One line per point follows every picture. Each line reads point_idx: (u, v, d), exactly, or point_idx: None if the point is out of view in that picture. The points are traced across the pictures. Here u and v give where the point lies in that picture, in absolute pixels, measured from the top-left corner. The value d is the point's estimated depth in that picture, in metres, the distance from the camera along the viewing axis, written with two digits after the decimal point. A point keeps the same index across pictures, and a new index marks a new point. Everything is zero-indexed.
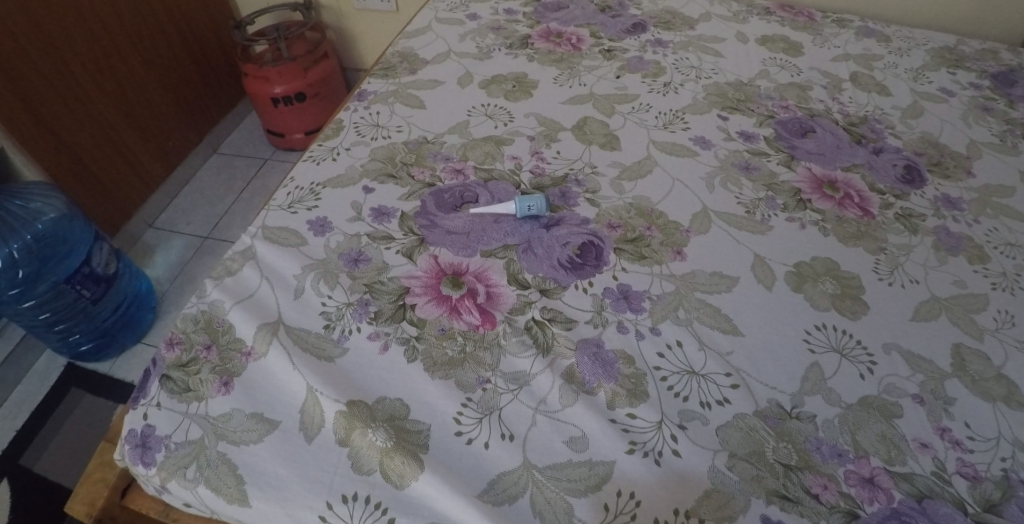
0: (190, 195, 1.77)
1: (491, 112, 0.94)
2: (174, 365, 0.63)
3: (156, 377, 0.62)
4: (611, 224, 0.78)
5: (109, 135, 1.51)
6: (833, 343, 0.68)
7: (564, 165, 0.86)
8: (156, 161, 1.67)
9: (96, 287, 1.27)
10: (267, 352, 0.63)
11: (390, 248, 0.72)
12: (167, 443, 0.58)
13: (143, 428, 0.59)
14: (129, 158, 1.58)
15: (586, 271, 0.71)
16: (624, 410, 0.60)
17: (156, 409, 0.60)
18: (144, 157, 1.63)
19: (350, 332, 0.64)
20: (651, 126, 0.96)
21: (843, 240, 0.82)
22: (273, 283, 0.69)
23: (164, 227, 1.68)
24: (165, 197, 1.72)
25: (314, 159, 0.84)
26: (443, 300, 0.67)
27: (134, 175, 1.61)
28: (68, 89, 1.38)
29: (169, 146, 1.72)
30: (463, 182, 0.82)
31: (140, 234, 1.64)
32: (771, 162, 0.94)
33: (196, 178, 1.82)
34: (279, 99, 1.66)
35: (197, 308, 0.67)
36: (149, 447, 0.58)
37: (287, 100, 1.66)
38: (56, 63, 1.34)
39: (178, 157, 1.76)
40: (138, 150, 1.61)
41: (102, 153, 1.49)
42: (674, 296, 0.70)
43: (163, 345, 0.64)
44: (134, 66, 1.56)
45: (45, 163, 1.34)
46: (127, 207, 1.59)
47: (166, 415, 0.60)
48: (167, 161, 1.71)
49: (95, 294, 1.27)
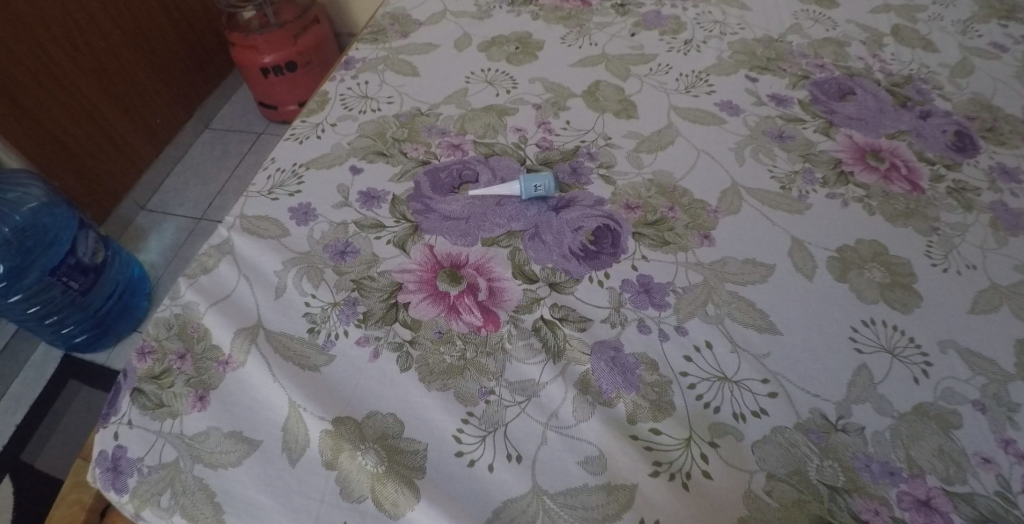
0: (183, 174, 1.68)
1: (493, 77, 0.84)
2: (146, 377, 0.56)
3: (127, 392, 0.56)
4: (628, 205, 0.69)
5: (92, 115, 1.42)
6: (882, 341, 0.60)
7: (574, 137, 0.77)
8: (144, 139, 1.58)
9: (85, 277, 1.20)
10: (246, 360, 0.56)
11: (380, 237, 0.64)
12: (139, 467, 0.52)
13: (114, 450, 0.53)
14: (116, 138, 1.49)
15: (602, 261, 0.63)
16: (647, 425, 0.52)
17: (127, 428, 0.54)
18: (130, 136, 1.53)
19: (336, 336, 0.57)
20: (672, 90, 0.86)
21: (890, 220, 0.73)
22: (253, 280, 0.62)
23: (157, 208, 1.60)
24: (157, 176, 1.64)
25: (297, 137, 0.76)
26: (440, 298, 0.59)
27: (122, 155, 1.52)
28: (44, 68, 1.28)
29: (157, 123, 1.62)
30: (461, 159, 0.73)
31: (132, 217, 1.57)
32: (807, 130, 0.83)
33: (189, 154, 1.73)
34: (270, 69, 1.55)
35: (170, 311, 0.60)
36: (121, 472, 0.52)
37: (278, 70, 1.56)
38: (30, 43, 1.24)
39: (169, 134, 1.67)
40: (123, 129, 1.51)
41: (86, 134, 1.40)
42: (702, 289, 0.62)
43: (134, 355, 0.58)
44: (114, 40, 1.44)
45: (25, 148, 1.26)
46: (117, 189, 1.52)
47: (138, 434, 0.53)
48: (156, 138, 1.62)
49: (84, 285, 1.21)
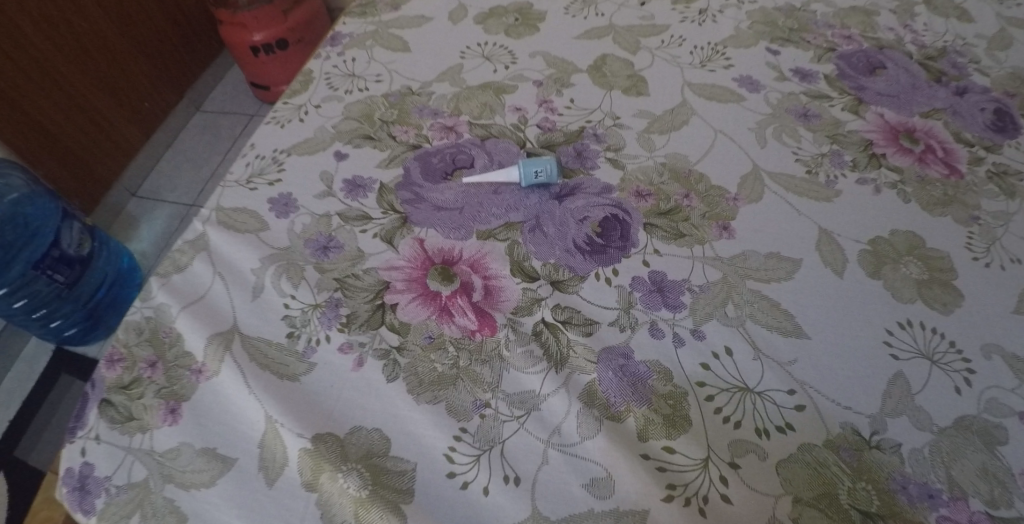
0: (175, 158, 1.62)
1: (490, 51, 0.77)
2: (115, 388, 0.52)
3: (95, 404, 0.52)
4: (639, 192, 0.63)
5: (76, 99, 1.34)
6: (919, 346, 0.54)
7: (579, 117, 0.70)
8: (132, 123, 1.51)
9: (70, 270, 1.15)
10: (221, 370, 0.52)
11: (366, 230, 0.59)
12: (106, 487, 0.48)
13: (81, 468, 0.49)
14: (101, 122, 1.42)
15: (610, 256, 0.57)
16: (660, 443, 0.47)
17: (94, 444, 0.50)
18: (116, 121, 1.46)
19: (317, 343, 0.53)
20: (686, 64, 0.78)
21: (927, 208, 0.66)
22: (229, 279, 0.57)
23: (148, 195, 1.55)
24: (147, 161, 1.58)
25: (278, 120, 0.69)
26: (431, 298, 0.54)
27: (109, 140, 1.45)
28: (21, 51, 1.19)
29: (144, 106, 1.54)
30: (455, 142, 0.66)
31: (123, 204, 1.51)
32: (834, 108, 0.76)
33: (181, 138, 1.66)
34: (260, 48, 1.47)
35: (140, 314, 0.55)
36: (88, 491, 0.48)
37: (269, 48, 1.48)
38: (7, 25, 1.15)
39: (158, 117, 1.59)
40: (109, 113, 1.44)
41: (70, 120, 1.33)
42: (721, 287, 0.56)
43: (103, 363, 0.53)
44: (98, 20, 1.35)
45: (5, 136, 1.19)
46: (105, 175, 1.46)
47: (106, 450, 0.49)
48: (144, 122, 1.55)
49: (70, 277, 1.15)
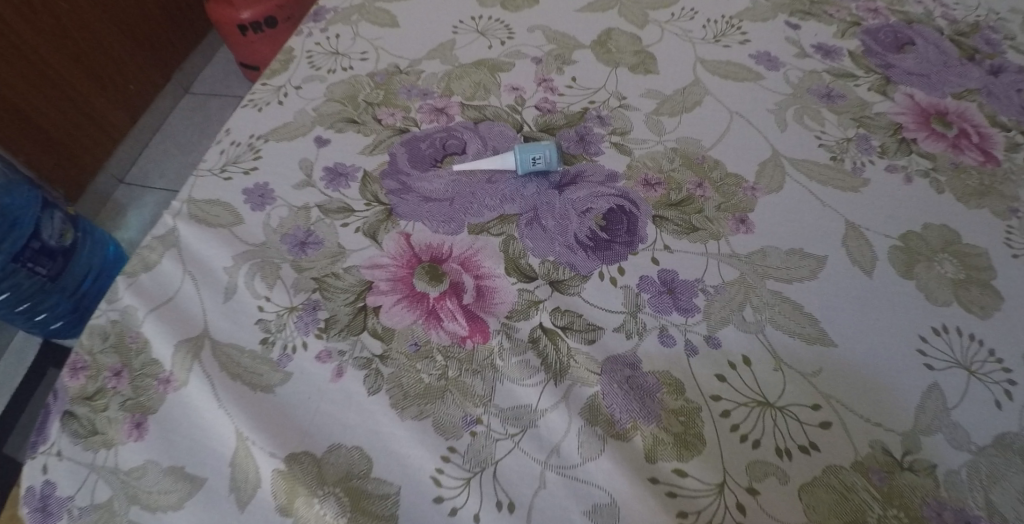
0: (162, 144, 1.44)
1: (485, 25, 0.71)
2: (78, 399, 0.49)
3: (57, 416, 0.49)
4: (647, 181, 0.57)
5: (55, 80, 1.17)
6: (956, 354, 0.49)
7: (581, 97, 0.64)
8: (118, 106, 1.34)
9: (52, 262, 1.02)
10: (189, 380, 0.49)
11: (347, 224, 0.54)
12: (68, 507, 0.45)
13: (42, 487, 0.46)
14: (84, 106, 1.25)
15: (615, 252, 0.52)
16: (670, 464, 0.43)
17: (56, 461, 0.47)
18: (101, 103, 1.29)
19: (293, 350, 0.48)
20: (698, 39, 0.72)
21: (962, 200, 0.60)
22: (200, 279, 0.53)
23: (137, 181, 1.38)
24: (134, 148, 1.40)
25: (255, 102, 0.63)
26: (418, 301, 0.49)
27: (93, 126, 1.28)
28: None
29: (131, 87, 1.36)
30: (446, 126, 0.61)
31: (110, 192, 1.35)
32: (860, 88, 0.70)
33: (170, 122, 1.47)
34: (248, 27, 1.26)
35: (105, 317, 0.52)
36: (49, 513, 0.45)
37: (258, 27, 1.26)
38: None
39: (146, 100, 1.41)
40: (91, 94, 1.26)
41: (50, 103, 1.16)
42: (738, 288, 0.50)
43: (66, 371, 0.50)
44: None
45: None
46: (89, 164, 1.29)
47: (69, 468, 0.47)
48: (132, 105, 1.37)
49: (53, 269, 1.02)
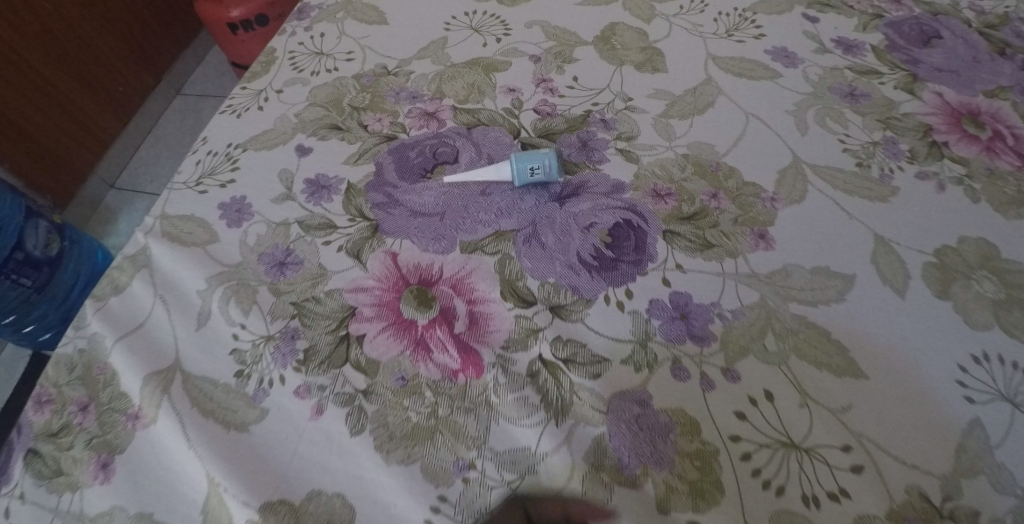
0: (156, 147, 1.31)
1: (479, 21, 0.66)
2: (43, 435, 0.46)
3: (19, 455, 0.46)
4: (657, 191, 0.52)
5: (34, 79, 1.05)
6: (1000, 386, 0.44)
7: (584, 99, 0.59)
8: (108, 108, 1.22)
9: (37, 272, 0.95)
10: (157, 416, 0.45)
11: (329, 242, 0.49)
12: None
13: None
14: (70, 108, 1.13)
15: (621, 273, 0.47)
16: (685, 515, 0.39)
17: (19, 504, 0.44)
18: (86, 106, 1.16)
19: (270, 384, 0.44)
20: (709, 34, 0.67)
21: (999, 210, 0.55)
22: (171, 303, 0.49)
23: (128, 186, 1.26)
24: (126, 151, 1.28)
25: (234, 108, 0.59)
26: (405, 329, 0.45)
27: (82, 130, 1.17)
28: None
29: (119, 89, 1.24)
30: (437, 132, 0.56)
31: (100, 197, 1.23)
32: (885, 86, 0.65)
33: (162, 124, 1.35)
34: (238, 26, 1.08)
35: (73, 347, 0.48)
36: None
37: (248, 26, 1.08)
38: None
39: (135, 102, 1.29)
40: (75, 97, 1.14)
41: (31, 105, 1.05)
42: (757, 312, 0.46)
43: (31, 405, 0.47)
44: None
45: None
46: (78, 171, 1.17)
47: (31, 512, 0.44)
48: (121, 109, 1.25)
49: (39, 280, 0.95)
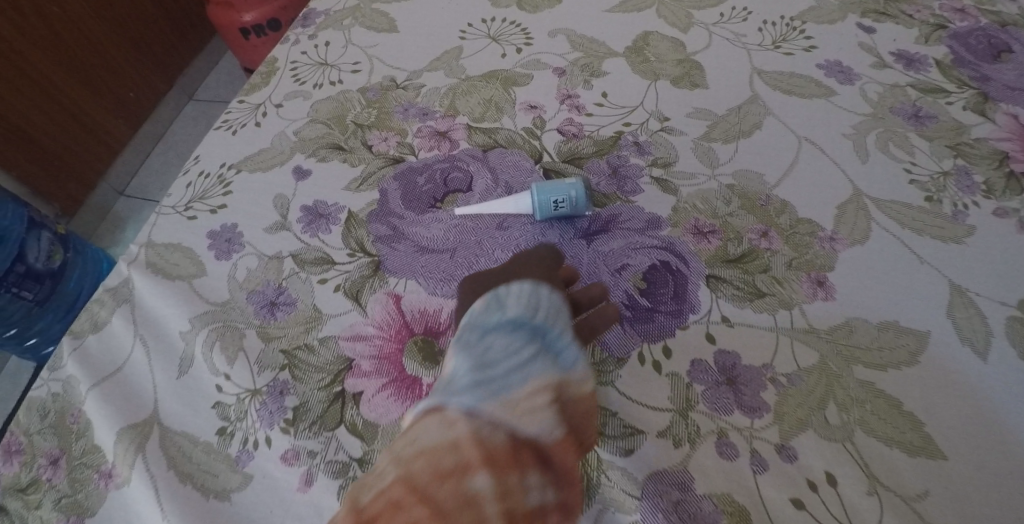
0: (166, 155, 1.19)
1: (498, 30, 0.60)
2: (10, 491, 0.41)
3: None
4: (698, 227, 0.46)
5: (32, 76, 0.93)
6: None
7: (614, 119, 0.53)
8: (114, 110, 1.09)
9: (39, 285, 0.83)
10: (131, 477, 0.40)
11: (326, 280, 0.44)
12: None
13: None
14: (73, 109, 1.01)
15: (657, 325, 0.42)
16: None
17: None
18: (92, 111, 1.04)
19: (255, 446, 0.39)
20: (753, 45, 0.58)
21: None
22: (152, 345, 0.44)
23: (138, 193, 1.15)
24: (136, 157, 1.16)
25: (230, 124, 0.54)
26: (408, 388, 0.40)
27: (88, 135, 1.05)
28: None
29: (131, 97, 1.12)
30: (449, 154, 0.50)
31: (108, 206, 1.12)
32: (953, 106, 0.54)
33: (173, 132, 1.22)
34: (252, 32, 0.91)
35: (46, 390, 0.43)
36: None
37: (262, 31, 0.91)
38: None
39: (146, 107, 1.16)
40: (83, 102, 1.02)
41: (28, 106, 0.93)
42: (815, 378, 0.40)
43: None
44: None
45: None
46: (81, 176, 1.06)
47: None
48: (131, 117, 1.13)
49: (41, 293, 0.83)
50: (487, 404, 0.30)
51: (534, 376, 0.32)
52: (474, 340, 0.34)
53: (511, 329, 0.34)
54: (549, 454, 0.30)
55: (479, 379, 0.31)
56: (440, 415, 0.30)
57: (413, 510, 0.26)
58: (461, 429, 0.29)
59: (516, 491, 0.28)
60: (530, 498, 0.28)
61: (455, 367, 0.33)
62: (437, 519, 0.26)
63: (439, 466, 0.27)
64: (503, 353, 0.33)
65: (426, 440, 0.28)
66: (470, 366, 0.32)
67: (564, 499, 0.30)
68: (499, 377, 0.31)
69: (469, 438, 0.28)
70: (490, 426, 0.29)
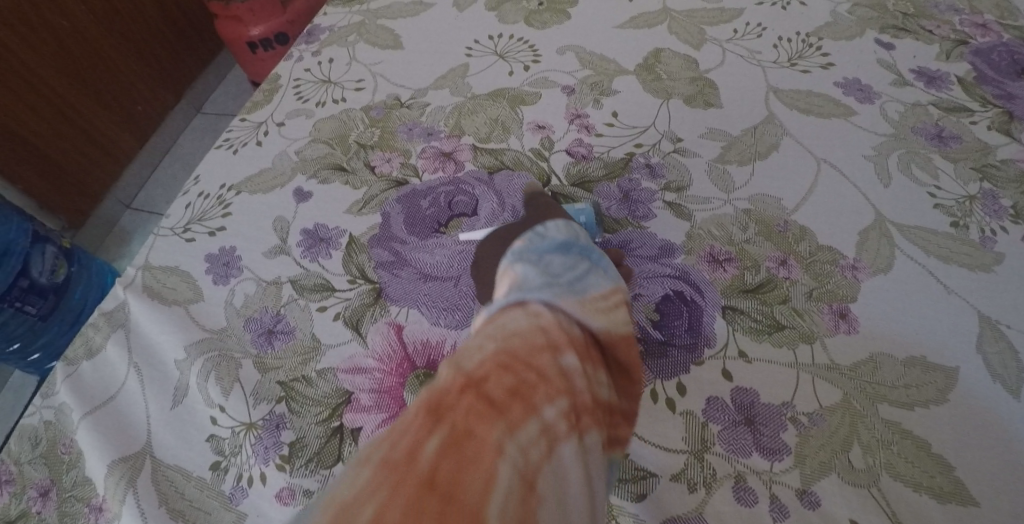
0: (174, 167, 1.19)
1: (505, 46, 0.58)
2: None
3: None
4: (712, 255, 0.45)
5: (39, 88, 0.92)
6: None
7: (625, 140, 0.51)
8: (122, 123, 1.09)
9: (42, 300, 0.79)
10: (121, 512, 0.38)
11: (325, 308, 0.42)
12: None
13: None
14: (81, 123, 1.00)
15: (671, 360, 0.40)
16: None
17: None
18: (99, 125, 1.04)
19: (250, 481, 0.37)
20: (768, 63, 0.56)
21: None
22: (146, 373, 0.42)
23: (145, 206, 1.14)
24: (143, 170, 1.15)
25: (231, 143, 0.53)
26: None
27: (95, 148, 1.04)
28: None
29: (138, 110, 1.12)
30: (453, 177, 0.49)
31: (114, 218, 1.12)
32: (978, 126, 0.51)
33: (180, 144, 1.21)
34: (258, 46, 0.90)
35: (38, 418, 0.42)
36: None
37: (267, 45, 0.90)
38: None
39: (154, 120, 1.16)
40: (90, 115, 1.01)
41: (36, 122, 0.93)
42: (836, 419, 0.38)
43: None
44: None
45: None
46: (88, 189, 1.05)
47: None
48: (139, 130, 1.13)
49: (44, 308, 0.79)
50: (563, 300, 0.29)
51: (597, 285, 0.31)
52: (531, 255, 0.32)
53: (566, 247, 0.33)
54: (609, 353, 0.30)
55: (549, 280, 0.30)
56: (521, 307, 0.28)
57: (520, 373, 0.24)
58: (547, 318, 0.27)
59: (594, 381, 0.27)
60: (604, 392, 0.28)
61: (519, 273, 0.31)
62: (542, 382, 0.24)
63: (534, 342, 0.26)
64: (564, 264, 0.32)
65: (514, 325, 0.27)
66: (536, 271, 0.31)
67: (619, 400, 0.30)
68: (567, 281, 0.30)
69: (556, 325, 0.27)
70: (571, 320, 0.28)
